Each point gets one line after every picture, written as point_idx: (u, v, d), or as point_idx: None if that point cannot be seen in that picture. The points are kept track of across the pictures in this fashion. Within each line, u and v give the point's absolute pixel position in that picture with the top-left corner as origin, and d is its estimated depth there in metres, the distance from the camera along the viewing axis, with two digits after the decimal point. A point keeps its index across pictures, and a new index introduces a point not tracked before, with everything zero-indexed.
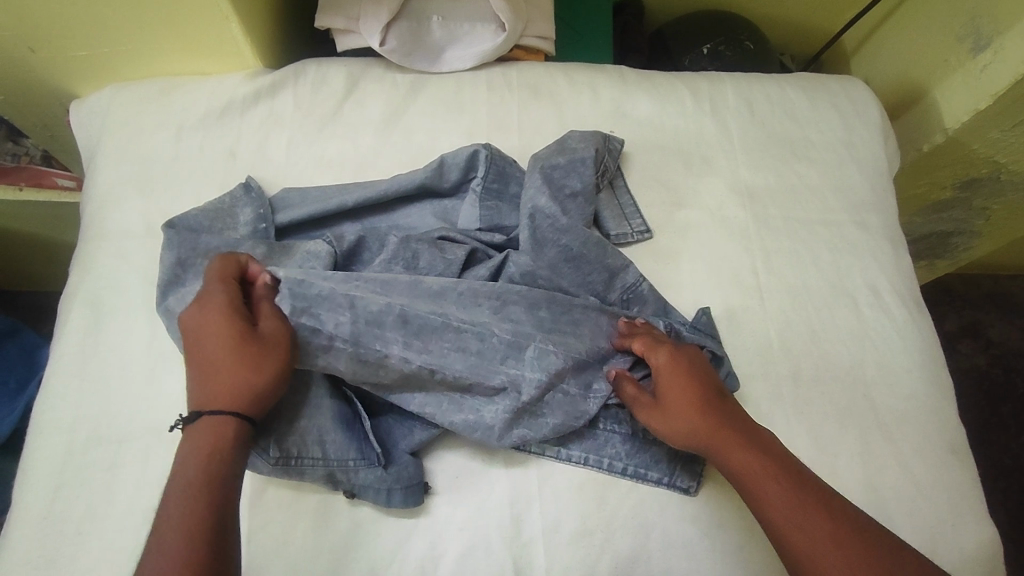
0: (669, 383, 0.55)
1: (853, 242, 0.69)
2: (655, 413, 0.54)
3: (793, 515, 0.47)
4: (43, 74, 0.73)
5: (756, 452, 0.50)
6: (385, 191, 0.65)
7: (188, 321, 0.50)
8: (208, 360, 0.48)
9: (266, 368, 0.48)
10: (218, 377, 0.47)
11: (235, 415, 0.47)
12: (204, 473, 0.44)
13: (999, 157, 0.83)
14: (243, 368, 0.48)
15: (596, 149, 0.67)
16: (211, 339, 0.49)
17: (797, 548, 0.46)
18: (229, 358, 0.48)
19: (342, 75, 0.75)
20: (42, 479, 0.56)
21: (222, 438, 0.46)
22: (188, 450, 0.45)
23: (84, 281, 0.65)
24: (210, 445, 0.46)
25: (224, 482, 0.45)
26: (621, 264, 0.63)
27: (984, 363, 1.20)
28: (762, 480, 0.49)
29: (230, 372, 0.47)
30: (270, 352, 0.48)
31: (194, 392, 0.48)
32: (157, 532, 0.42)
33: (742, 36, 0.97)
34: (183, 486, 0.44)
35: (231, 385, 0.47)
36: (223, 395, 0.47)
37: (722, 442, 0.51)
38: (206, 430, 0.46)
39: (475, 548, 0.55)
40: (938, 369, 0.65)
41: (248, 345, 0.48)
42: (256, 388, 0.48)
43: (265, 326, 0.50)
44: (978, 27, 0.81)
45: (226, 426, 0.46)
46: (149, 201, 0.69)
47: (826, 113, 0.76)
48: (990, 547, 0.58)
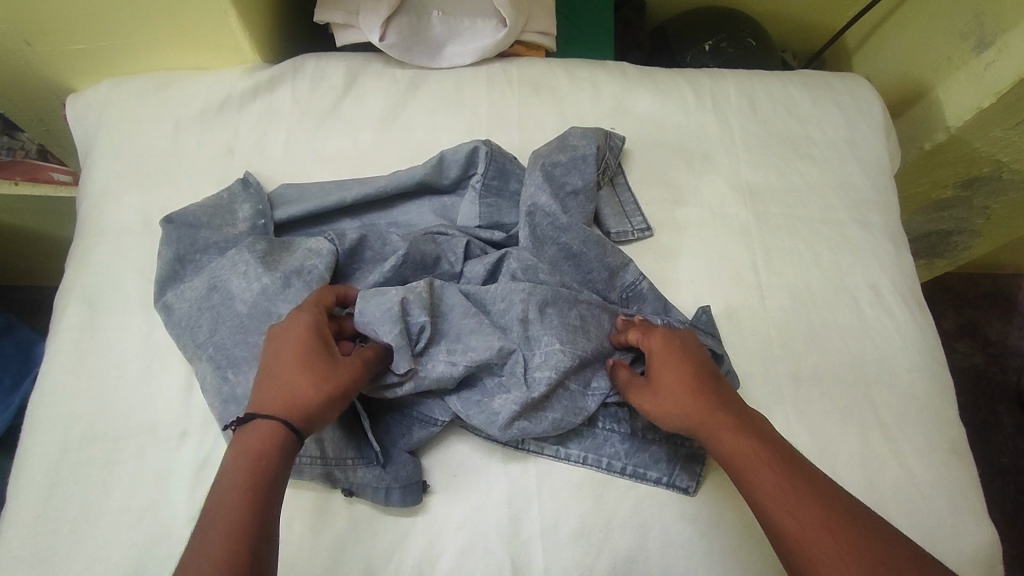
0: (662, 366, 0.54)
1: (854, 241, 0.69)
2: (648, 397, 0.54)
3: (784, 500, 0.46)
4: (39, 67, 0.72)
5: (750, 437, 0.50)
6: (385, 187, 0.64)
7: (277, 333, 0.50)
8: (279, 371, 0.48)
9: (333, 392, 0.48)
10: (284, 389, 0.47)
11: (283, 427, 0.46)
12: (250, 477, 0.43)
13: (1002, 156, 0.83)
14: (310, 386, 0.47)
15: (598, 146, 0.66)
16: (289, 352, 0.49)
17: (788, 533, 0.45)
18: (302, 373, 0.48)
19: (341, 70, 0.74)
20: (38, 476, 0.56)
21: (269, 448, 0.45)
22: (235, 455, 0.45)
23: (80, 278, 0.65)
24: (260, 449, 0.45)
25: (267, 488, 0.43)
26: (621, 262, 0.62)
27: (982, 362, 1.20)
28: (756, 466, 0.48)
29: (298, 387, 0.47)
30: (340, 378, 0.48)
31: (257, 397, 0.48)
32: (198, 539, 0.41)
33: (744, 33, 0.96)
34: (227, 492, 0.43)
35: (294, 400, 0.47)
36: (281, 407, 0.46)
37: (716, 426, 0.51)
38: (253, 437, 0.45)
39: (474, 547, 0.54)
40: (938, 369, 0.65)
41: (323, 365, 0.48)
42: (314, 410, 0.47)
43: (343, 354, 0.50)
44: (981, 25, 0.81)
45: (274, 436, 0.45)
46: (146, 197, 0.68)
47: (829, 112, 0.76)
48: (990, 548, 0.58)
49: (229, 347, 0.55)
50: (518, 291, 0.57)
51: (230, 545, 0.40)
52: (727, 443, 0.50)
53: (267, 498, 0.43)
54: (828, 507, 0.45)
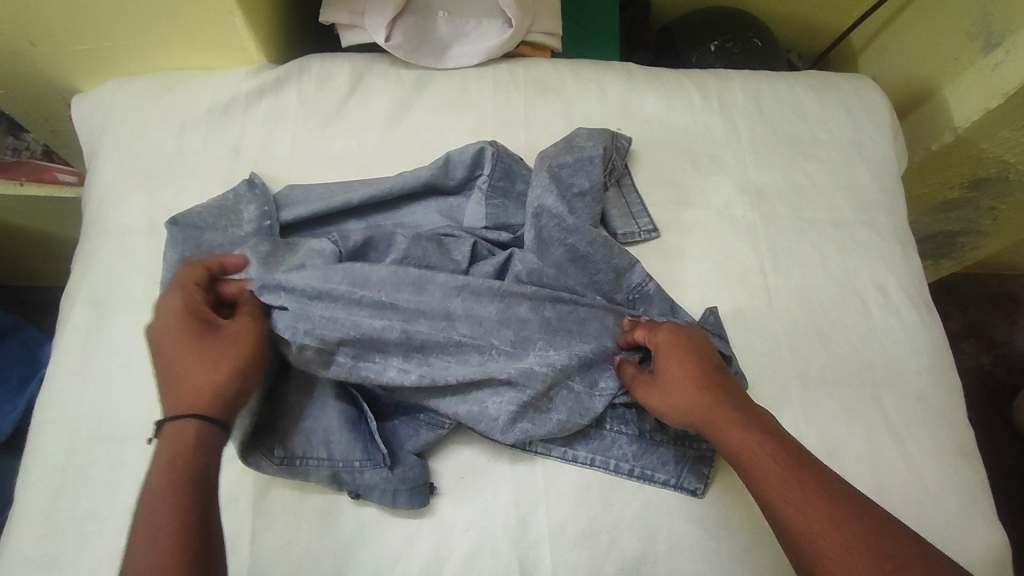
0: (667, 362, 0.54)
1: (862, 242, 0.69)
2: (650, 393, 0.54)
3: (790, 497, 0.46)
4: (44, 68, 0.72)
5: (756, 432, 0.50)
6: (390, 188, 0.64)
7: (156, 330, 0.50)
8: (173, 367, 0.48)
9: (233, 366, 0.48)
10: (184, 382, 0.47)
11: (199, 416, 0.46)
12: (173, 474, 0.44)
13: (1008, 157, 0.82)
14: (210, 369, 0.48)
15: (605, 147, 0.66)
16: (175, 346, 0.49)
17: (796, 529, 0.45)
18: (196, 361, 0.48)
19: (347, 71, 0.74)
20: (45, 478, 0.56)
21: (191, 439, 0.46)
22: (158, 460, 0.45)
23: (86, 279, 0.65)
24: (180, 446, 0.45)
25: (198, 481, 0.44)
26: (627, 263, 0.62)
27: (988, 363, 1.20)
28: (761, 463, 0.48)
29: (198, 377, 0.47)
30: (237, 352, 0.49)
31: (164, 399, 0.48)
32: (132, 541, 0.42)
33: (749, 33, 0.96)
34: (154, 494, 0.43)
35: (198, 387, 0.47)
36: (188, 399, 0.47)
37: (721, 422, 0.51)
38: (172, 437, 0.46)
39: (481, 549, 0.54)
40: (947, 371, 0.64)
41: (215, 347, 0.49)
42: (220, 388, 0.48)
43: (232, 329, 0.50)
44: (989, 25, 0.80)
45: (190, 428, 0.46)
46: (151, 198, 0.68)
47: (835, 112, 0.75)
48: (999, 550, 0.57)
49: None
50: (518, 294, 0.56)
51: (171, 542, 0.41)
52: (732, 439, 0.50)
53: (203, 492, 0.44)
54: (835, 502, 0.45)
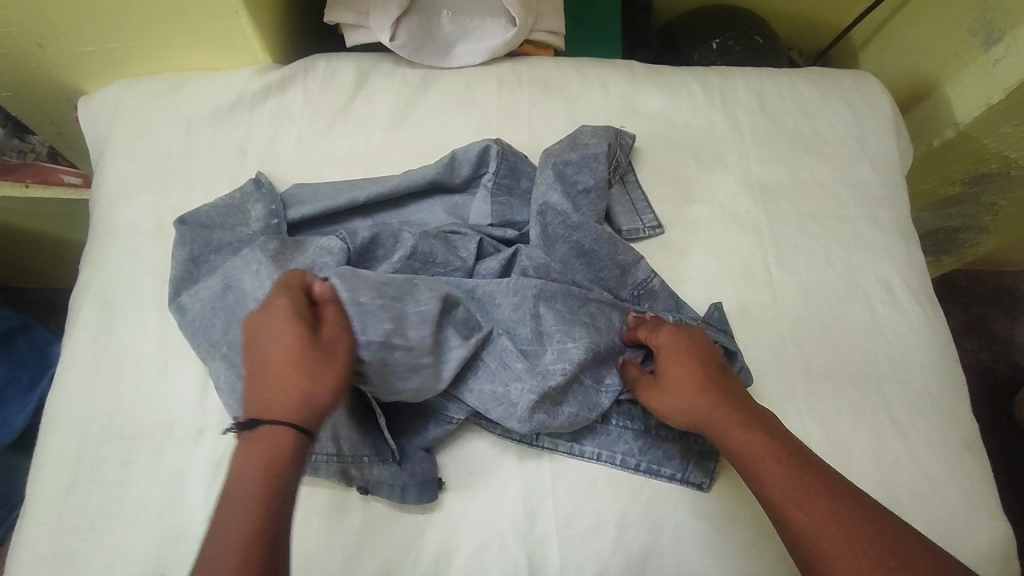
0: (669, 362, 0.55)
1: (864, 237, 0.69)
2: (652, 393, 0.55)
3: (794, 497, 0.46)
4: (52, 69, 0.73)
5: (760, 431, 0.50)
6: (396, 186, 0.65)
7: (252, 325, 0.48)
8: (266, 367, 0.46)
9: (332, 378, 0.46)
10: (281, 385, 0.45)
11: (296, 427, 0.44)
12: (257, 479, 0.42)
13: (1010, 152, 0.82)
14: (306, 376, 0.45)
15: (609, 144, 0.67)
16: (271, 344, 0.46)
17: (800, 530, 0.45)
18: (296, 365, 0.45)
19: (351, 71, 0.74)
20: (56, 475, 0.56)
21: (283, 449, 0.43)
22: (245, 466, 0.43)
23: (95, 278, 0.65)
24: (265, 451, 0.43)
25: (279, 498, 0.42)
26: (632, 259, 0.62)
27: (989, 359, 1.20)
28: (764, 464, 0.48)
29: (290, 380, 0.45)
30: (336, 363, 0.47)
31: (251, 398, 0.45)
32: (209, 543, 0.40)
33: (750, 31, 0.96)
34: (236, 505, 0.41)
35: (295, 394, 0.45)
36: (284, 404, 0.44)
37: (723, 421, 0.51)
38: (263, 441, 0.43)
39: (489, 543, 0.55)
40: (949, 365, 0.65)
41: (316, 355, 0.47)
42: (319, 398, 0.45)
43: (331, 339, 0.48)
44: (990, 21, 0.80)
45: (285, 436, 0.43)
46: (159, 198, 0.69)
47: (838, 109, 0.76)
48: (1003, 542, 0.58)
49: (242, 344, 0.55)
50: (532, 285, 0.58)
51: (245, 556, 0.39)
52: (736, 439, 0.50)
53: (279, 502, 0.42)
54: (839, 503, 0.45)
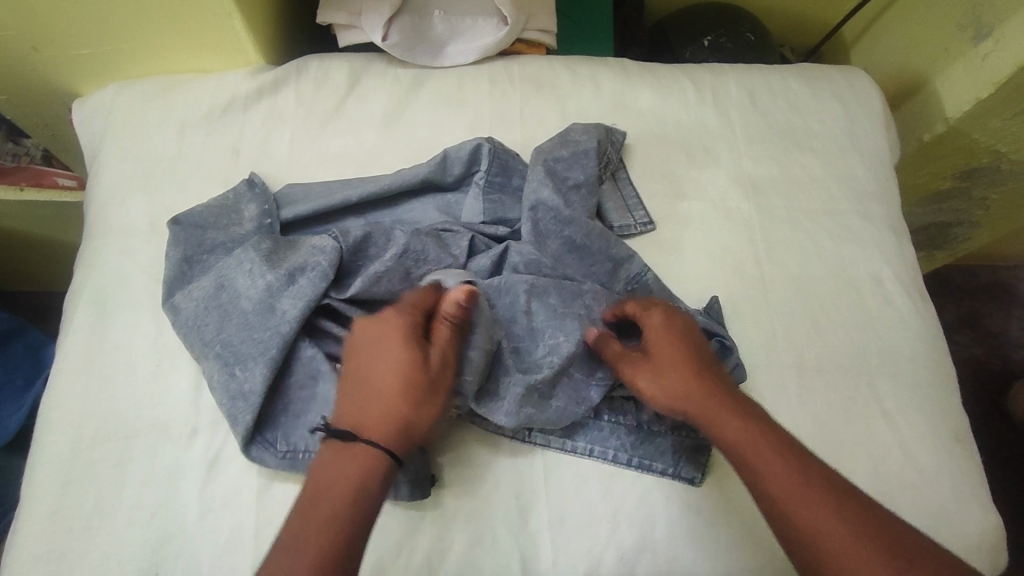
0: (659, 348, 0.54)
1: (855, 231, 0.69)
2: (637, 378, 0.54)
3: (788, 487, 0.46)
4: (45, 72, 0.73)
5: (752, 422, 0.50)
6: (389, 185, 0.65)
7: (369, 336, 0.51)
8: (372, 383, 0.50)
9: (425, 410, 0.49)
10: (378, 405, 0.49)
11: (377, 449, 0.48)
12: (346, 491, 0.46)
13: (1001, 147, 0.83)
14: (409, 406, 0.49)
15: (599, 141, 0.67)
16: (384, 364, 0.50)
17: (794, 517, 0.46)
18: (396, 393, 0.49)
19: (344, 71, 0.75)
20: (51, 475, 0.57)
21: (363, 471, 0.47)
22: (327, 472, 0.47)
23: (89, 279, 0.65)
24: (356, 466, 0.47)
25: (352, 516, 0.45)
26: (624, 255, 0.63)
27: (984, 353, 1.21)
28: (758, 454, 0.49)
29: (392, 405, 0.49)
30: (432, 395, 0.50)
31: (353, 407, 0.50)
32: (292, 533, 0.45)
33: (742, 28, 0.97)
34: (314, 505, 0.46)
35: (385, 417, 0.49)
36: (375, 424, 0.49)
37: (713, 412, 0.51)
38: (345, 454, 0.48)
39: (483, 538, 0.55)
40: (940, 358, 0.65)
41: (417, 385, 0.49)
42: (409, 426, 0.49)
43: (437, 369, 0.51)
44: (978, 15, 0.81)
45: (371, 458, 0.47)
46: (153, 199, 0.69)
47: (829, 105, 0.76)
48: (993, 533, 0.58)
49: (235, 344, 0.55)
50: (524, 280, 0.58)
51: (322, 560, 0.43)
52: (725, 428, 0.50)
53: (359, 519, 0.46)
54: (831, 492, 0.46)
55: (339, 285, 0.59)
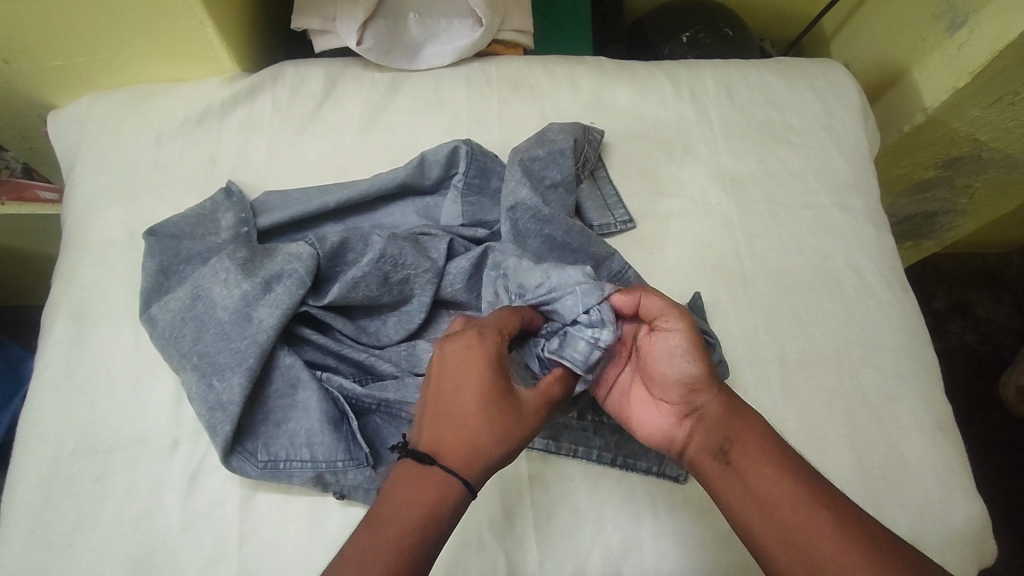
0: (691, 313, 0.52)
1: (835, 224, 0.69)
2: (689, 335, 0.49)
3: (788, 496, 0.45)
4: (18, 85, 0.72)
5: (761, 428, 0.49)
6: (366, 190, 0.64)
7: (450, 358, 0.47)
8: (452, 409, 0.46)
9: (514, 438, 0.46)
10: (464, 428, 0.45)
11: (456, 479, 0.44)
12: (419, 520, 0.42)
13: (981, 135, 0.84)
14: (493, 435, 0.45)
15: (575, 139, 0.67)
16: (470, 390, 0.46)
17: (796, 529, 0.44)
18: (479, 421, 0.45)
19: (320, 76, 0.74)
20: (30, 492, 0.56)
21: (438, 501, 0.43)
22: (399, 499, 0.43)
23: (66, 292, 0.65)
24: (432, 494, 0.43)
25: (424, 548, 0.42)
26: (605, 252, 0.62)
27: (974, 341, 1.21)
28: (760, 467, 0.47)
29: (475, 435, 0.45)
30: (521, 424, 0.46)
31: (430, 432, 0.46)
32: (358, 542, 0.42)
33: (721, 23, 0.97)
34: (381, 531, 0.42)
35: (469, 442, 0.45)
36: (459, 450, 0.45)
37: (736, 401, 0.50)
38: (420, 481, 0.44)
39: (467, 544, 0.54)
40: (922, 348, 0.65)
41: (508, 412, 0.46)
42: (489, 457, 0.45)
43: (528, 397, 0.47)
44: (954, 5, 0.81)
45: (447, 487, 0.44)
46: (130, 210, 0.68)
47: (806, 98, 0.76)
48: (979, 521, 0.58)
49: (213, 355, 0.55)
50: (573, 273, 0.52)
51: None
52: (735, 424, 0.49)
53: (419, 554, 0.41)
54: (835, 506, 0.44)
55: (318, 292, 0.59)
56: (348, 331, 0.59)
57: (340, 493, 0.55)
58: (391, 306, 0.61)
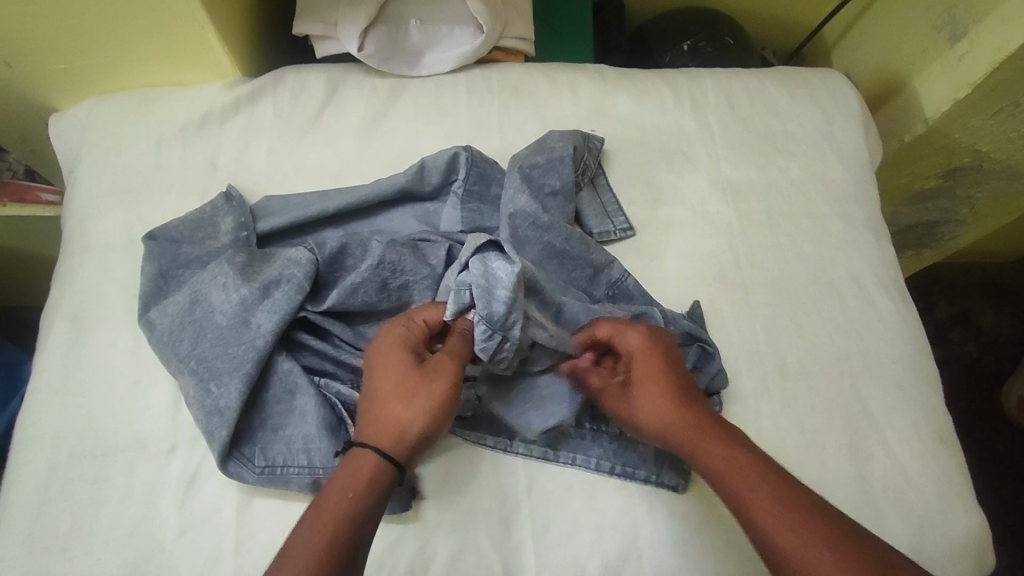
0: (644, 374, 0.53)
1: (835, 233, 0.69)
2: (627, 418, 0.54)
3: (776, 520, 0.45)
4: (20, 88, 0.73)
5: (740, 453, 0.49)
6: (366, 196, 0.65)
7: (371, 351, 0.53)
8: (371, 391, 0.51)
9: (419, 405, 0.49)
10: (384, 409, 0.49)
11: (382, 457, 0.48)
12: (342, 492, 0.46)
13: (981, 146, 0.84)
14: (399, 407, 0.49)
15: (575, 147, 0.67)
16: (382, 372, 0.51)
17: (788, 553, 0.43)
18: (387, 396, 0.50)
19: (322, 82, 0.74)
20: (26, 497, 0.56)
21: (362, 475, 0.47)
22: (335, 485, 0.47)
23: (65, 296, 0.65)
24: (355, 469, 0.47)
25: (360, 521, 0.45)
26: (604, 260, 0.62)
27: (975, 351, 1.20)
28: (747, 492, 0.47)
29: (385, 409, 0.49)
30: (426, 391, 0.49)
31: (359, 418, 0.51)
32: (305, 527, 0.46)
33: (723, 32, 0.97)
34: (318, 516, 0.45)
35: (382, 418, 0.49)
36: (376, 426, 0.49)
37: (701, 438, 0.50)
38: (351, 467, 0.47)
39: (465, 551, 0.54)
40: (922, 357, 0.65)
41: (413, 383, 0.50)
42: (403, 428, 0.49)
43: (432, 365, 0.50)
44: (954, 16, 0.81)
45: (368, 462, 0.47)
46: (131, 214, 0.68)
47: (807, 107, 0.76)
48: (979, 533, 0.58)
49: (211, 360, 0.55)
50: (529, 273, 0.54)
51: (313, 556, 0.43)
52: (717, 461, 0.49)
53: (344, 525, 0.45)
54: (831, 526, 0.44)
55: (317, 297, 0.59)
56: (346, 338, 0.59)
57: None
58: (389, 312, 0.60)
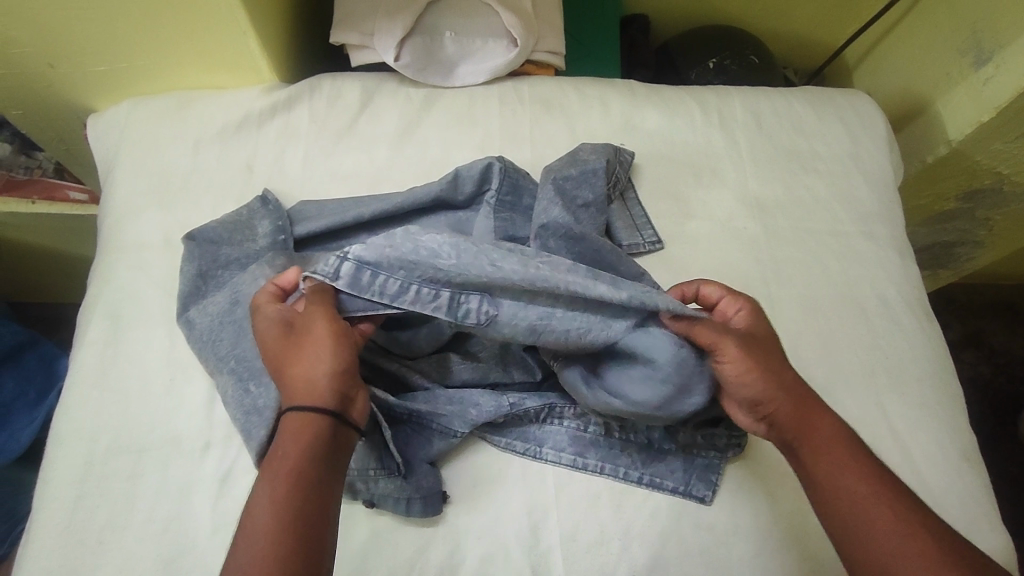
0: (762, 334, 0.54)
1: (861, 252, 0.70)
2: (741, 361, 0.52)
3: (861, 494, 0.47)
4: (63, 89, 0.74)
5: (834, 424, 0.51)
6: (401, 204, 0.66)
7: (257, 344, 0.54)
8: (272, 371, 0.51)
9: (313, 359, 0.49)
10: (285, 379, 0.49)
11: (304, 411, 0.47)
12: (281, 457, 0.46)
13: (1002, 169, 0.85)
14: (298, 367, 0.49)
15: (608, 160, 0.69)
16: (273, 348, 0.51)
17: (863, 524, 0.46)
18: (283, 367, 0.50)
19: (357, 89, 0.76)
20: (63, 490, 0.57)
21: (297, 436, 0.46)
22: (272, 459, 0.46)
23: (103, 293, 0.66)
24: (289, 436, 0.47)
25: (310, 468, 0.45)
26: (636, 272, 0.62)
27: (989, 372, 1.21)
28: (835, 460, 0.49)
29: (287, 376, 0.49)
30: (315, 343, 0.50)
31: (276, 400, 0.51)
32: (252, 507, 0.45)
33: (747, 50, 0.99)
34: (271, 485, 0.45)
35: (287, 386, 0.49)
36: (287, 394, 0.49)
37: (806, 409, 0.52)
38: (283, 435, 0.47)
39: (494, 556, 0.55)
40: (945, 377, 0.66)
41: (301, 344, 0.50)
42: (309, 382, 0.48)
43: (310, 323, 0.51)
44: (979, 41, 0.82)
45: (296, 424, 0.47)
46: (167, 214, 0.70)
47: (833, 127, 0.77)
48: (1003, 552, 0.58)
49: (250, 359, 0.56)
50: (489, 252, 0.52)
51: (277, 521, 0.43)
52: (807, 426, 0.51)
53: (305, 483, 0.45)
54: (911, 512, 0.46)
55: None
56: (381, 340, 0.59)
57: (369, 502, 0.55)
58: (422, 318, 0.60)
